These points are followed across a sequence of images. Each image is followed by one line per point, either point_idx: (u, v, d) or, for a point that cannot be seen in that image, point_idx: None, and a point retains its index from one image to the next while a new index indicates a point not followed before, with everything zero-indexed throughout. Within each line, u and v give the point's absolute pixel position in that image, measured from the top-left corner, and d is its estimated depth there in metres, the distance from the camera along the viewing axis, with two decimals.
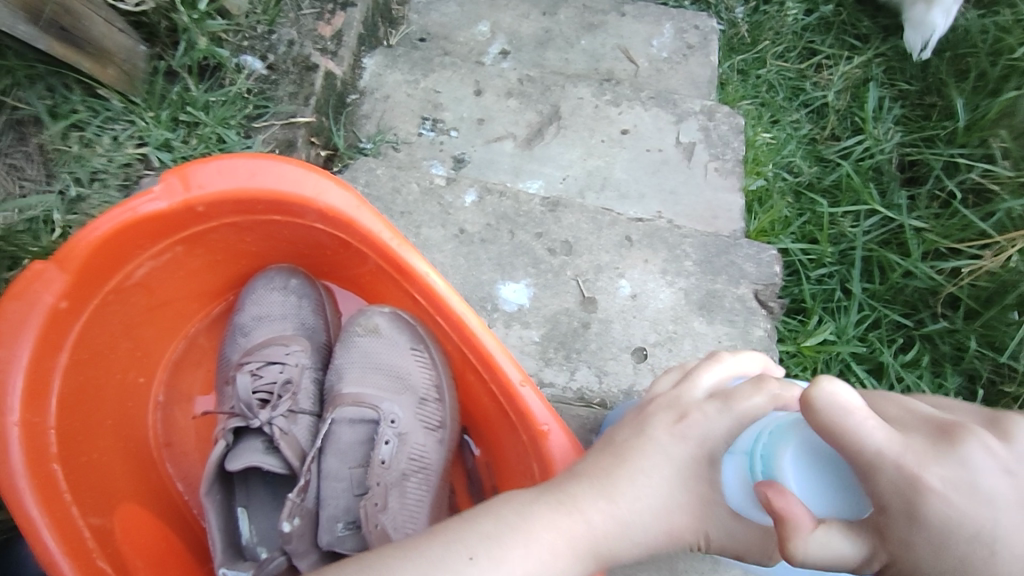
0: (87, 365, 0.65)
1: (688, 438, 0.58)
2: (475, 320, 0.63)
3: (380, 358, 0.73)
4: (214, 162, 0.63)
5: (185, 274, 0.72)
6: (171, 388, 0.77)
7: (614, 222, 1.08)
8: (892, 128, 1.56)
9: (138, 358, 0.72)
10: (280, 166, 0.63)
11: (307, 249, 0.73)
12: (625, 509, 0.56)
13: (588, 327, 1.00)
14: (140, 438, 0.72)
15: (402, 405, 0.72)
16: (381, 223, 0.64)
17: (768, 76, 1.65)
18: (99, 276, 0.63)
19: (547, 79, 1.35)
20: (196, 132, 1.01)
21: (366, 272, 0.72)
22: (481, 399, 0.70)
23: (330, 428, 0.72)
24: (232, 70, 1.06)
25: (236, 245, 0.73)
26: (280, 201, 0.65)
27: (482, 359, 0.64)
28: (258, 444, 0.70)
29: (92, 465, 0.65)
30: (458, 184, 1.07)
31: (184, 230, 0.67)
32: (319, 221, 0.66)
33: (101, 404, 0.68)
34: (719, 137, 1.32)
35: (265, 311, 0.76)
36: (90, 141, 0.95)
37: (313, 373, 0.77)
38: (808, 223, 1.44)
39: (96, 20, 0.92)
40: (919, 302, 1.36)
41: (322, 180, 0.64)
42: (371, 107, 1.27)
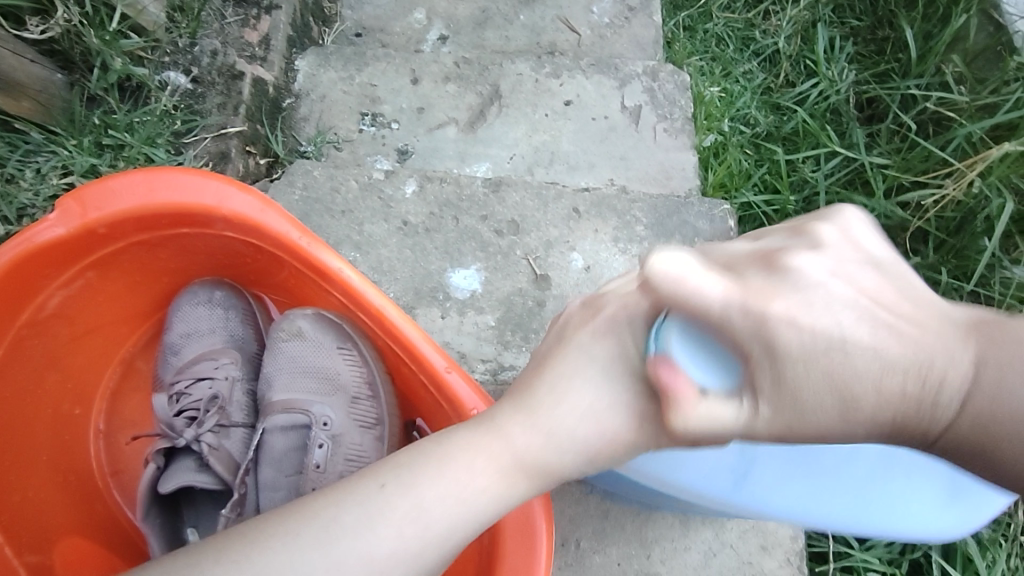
0: (9, 404, 0.64)
1: (611, 333, 0.55)
2: (395, 312, 0.61)
3: (307, 362, 0.72)
4: (106, 181, 0.60)
5: (105, 299, 0.70)
6: (113, 416, 0.75)
7: (560, 196, 1.06)
8: (846, 67, 1.53)
9: (69, 390, 0.70)
10: (176, 177, 0.61)
11: (226, 259, 0.72)
12: (547, 420, 0.55)
13: (543, 305, 0.99)
14: (81, 469, 0.72)
15: (334, 406, 0.71)
16: (288, 223, 0.62)
17: (715, 30, 1.63)
18: (7, 313, 0.61)
19: (484, 59, 1.32)
20: (123, 155, 0.98)
21: (289, 277, 0.71)
22: (416, 392, 0.69)
23: (262, 438, 0.71)
24: (154, 87, 1.04)
25: (152, 263, 0.71)
26: (183, 212, 0.63)
27: (407, 349, 0.63)
28: (191, 463, 0.70)
29: (23, 502, 0.64)
30: (397, 175, 1.06)
31: (90, 254, 0.65)
32: (227, 229, 0.65)
33: (32, 439, 0.67)
34: (666, 96, 1.29)
35: (194, 327, 0.75)
36: (12, 176, 0.92)
37: (245, 386, 0.77)
38: (768, 172, 1.42)
39: (1, 52, 0.89)
40: (891, 240, 1.34)
41: (222, 187, 0.62)
42: (308, 109, 1.25)
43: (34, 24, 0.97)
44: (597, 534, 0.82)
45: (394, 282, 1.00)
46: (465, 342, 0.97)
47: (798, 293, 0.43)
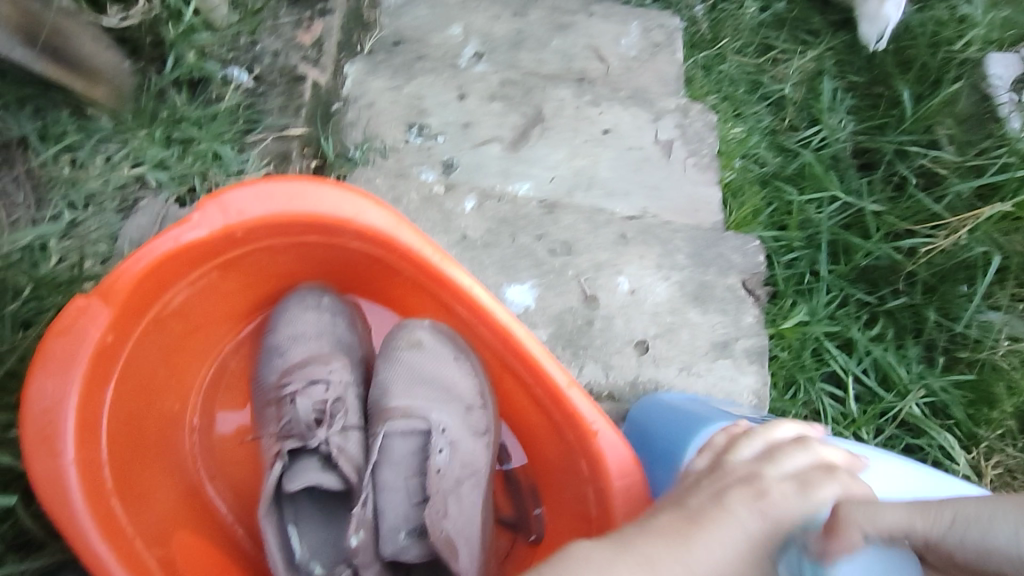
0: (130, 399, 0.68)
1: (767, 512, 0.61)
2: (523, 333, 0.66)
3: (425, 370, 0.77)
4: (253, 187, 0.64)
5: (217, 298, 0.74)
6: (207, 411, 0.79)
7: (610, 221, 1.13)
8: (846, 118, 1.65)
9: (174, 383, 0.74)
10: (318, 188, 0.65)
11: (337, 267, 0.77)
12: (697, 565, 0.57)
13: (593, 324, 1.05)
14: (181, 462, 0.74)
15: (450, 414, 0.77)
16: (423, 241, 0.66)
17: (729, 71, 1.73)
18: (140, 308, 0.65)
19: (527, 81, 1.38)
20: (190, 149, 0.99)
21: (402, 286, 0.75)
22: (521, 401, 0.75)
23: (384, 441, 0.75)
24: (219, 83, 1.05)
25: (267, 266, 0.75)
26: (317, 222, 0.67)
27: (528, 366, 0.67)
28: (313, 463, 0.72)
29: (143, 495, 0.67)
30: (457, 191, 1.09)
31: (220, 256, 0.69)
32: (356, 241, 0.69)
33: (145, 434, 0.70)
34: (695, 133, 1.38)
35: (301, 330, 0.78)
36: (82, 163, 0.93)
37: (356, 390, 0.79)
38: (776, 211, 1.53)
39: (84, 38, 0.90)
40: (880, 279, 1.46)
41: (360, 201, 0.65)
42: (355, 115, 1.27)
43: (116, 11, 0.98)
44: None
45: None
46: None
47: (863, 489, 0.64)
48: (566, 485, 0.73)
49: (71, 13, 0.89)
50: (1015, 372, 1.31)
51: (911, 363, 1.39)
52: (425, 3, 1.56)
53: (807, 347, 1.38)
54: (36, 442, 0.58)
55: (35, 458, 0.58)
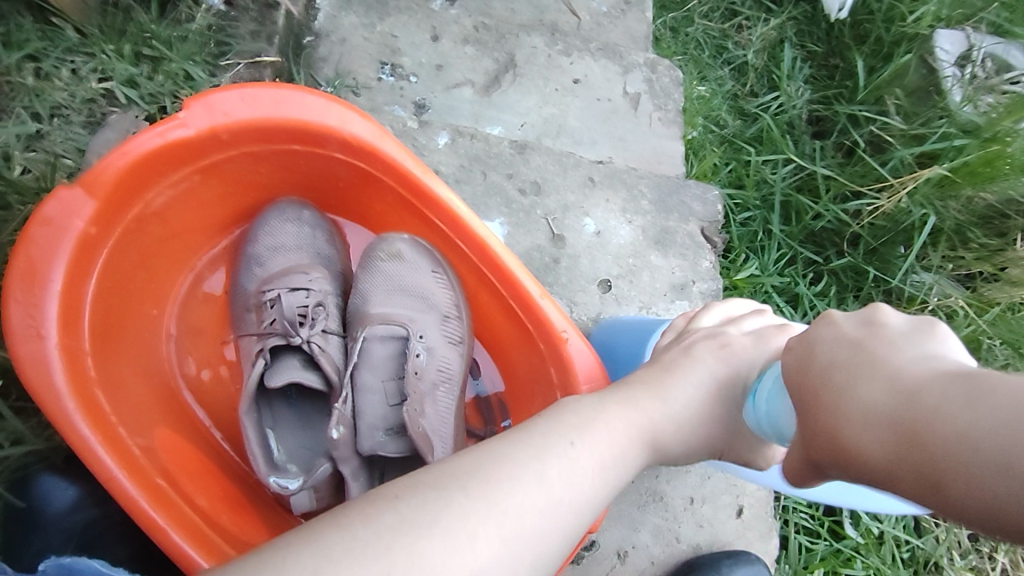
0: (110, 294, 0.72)
1: (729, 360, 0.74)
2: (497, 243, 0.71)
3: (405, 282, 0.81)
4: (240, 89, 0.69)
5: (197, 204, 0.78)
6: (184, 320, 0.83)
7: (578, 164, 1.16)
8: (802, 86, 1.73)
9: (151, 289, 0.79)
10: (304, 96, 0.70)
11: (318, 180, 0.81)
12: (670, 399, 0.70)
13: (559, 262, 1.10)
14: (160, 365, 0.79)
15: (428, 323, 0.80)
16: (403, 153, 0.72)
17: (695, 35, 1.77)
18: (123, 204, 0.70)
19: (501, 28, 1.38)
20: (160, 67, 0.97)
21: (384, 203, 0.80)
22: (494, 316, 0.81)
23: (363, 345, 0.79)
24: (190, 4, 1.02)
25: (249, 175, 0.79)
26: (304, 129, 0.71)
27: (503, 278, 0.73)
28: (295, 362, 0.77)
29: (123, 386, 0.72)
30: (431, 126, 1.11)
31: (203, 158, 0.73)
32: (339, 151, 0.74)
33: (124, 331, 0.75)
34: (662, 88, 1.42)
35: (280, 242, 0.82)
36: (47, 74, 0.91)
37: (335, 298, 0.83)
38: (734, 172, 1.60)
39: None
40: (826, 240, 1.56)
41: (345, 112, 0.71)
42: (328, 50, 1.26)
43: None
44: None
45: None
46: None
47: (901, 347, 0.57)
48: (532, 392, 0.80)
49: None
50: (943, 326, 1.44)
51: None
52: None
53: (756, 299, 1.48)
54: (20, 325, 0.62)
55: (18, 341, 0.62)
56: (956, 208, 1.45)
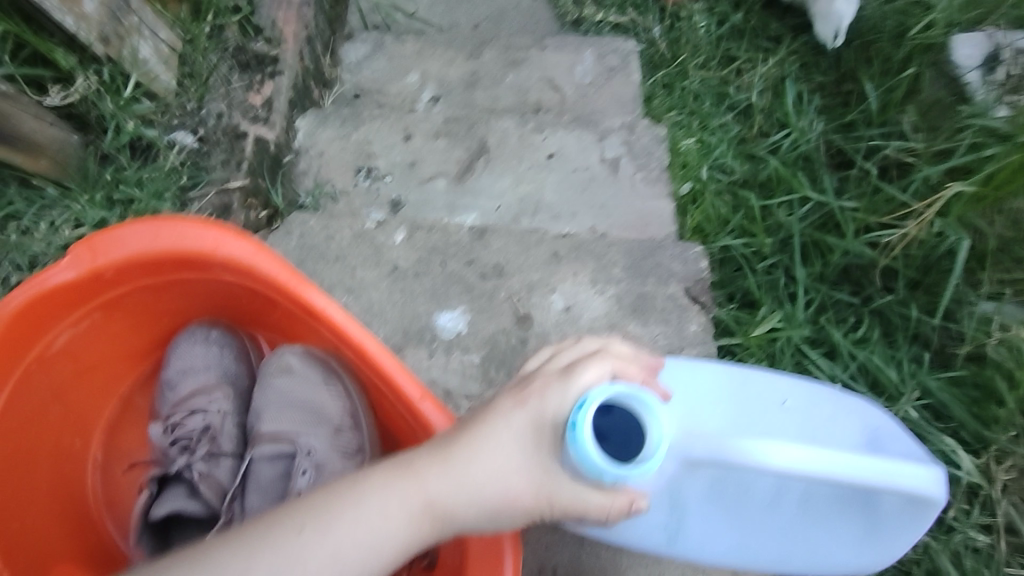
0: (16, 434, 0.75)
1: (527, 405, 0.64)
2: (376, 346, 0.72)
3: (295, 395, 0.80)
4: (119, 228, 0.73)
5: (108, 336, 0.83)
6: (109, 448, 0.87)
7: (541, 241, 1.12)
8: (816, 119, 1.60)
9: (70, 423, 0.82)
10: (179, 226, 0.73)
11: (223, 300, 0.84)
12: (457, 466, 0.65)
13: (527, 343, 1.04)
14: (79, 496, 0.83)
15: (318, 437, 0.79)
16: (278, 267, 0.73)
17: (693, 87, 1.71)
18: (22, 349, 0.73)
19: (472, 117, 1.41)
20: (131, 209, 1.07)
21: (283, 317, 0.82)
22: (395, 418, 0.79)
23: (250, 467, 0.79)
24: (163, 147, 1.14)
25: (155, 304, 0.84)
26: (185, 256, 0.75)
27: (385, 380, 0.73)
28: (181, 491, 0.79)
29: (24, 523, 0.75)
30: (388, 225, 1.12)
31: (97, 296, 0.78)
32: (224, 272, 0.77)
33: (35, 467, 0.78)
34: (642, 148, 1.38)
35: (189, 364, 0.86)
36: (27, 229, 1.01)
37: (235, 418, 0.87)
38: (745, 219, 1.49)
39: (24, 117, 0.99)
40: (862, 278, 1.40)
41: (219, 235, 0.73)
42: (307, 164, 1.34)
43: (56, 91, 1.04)
44: (575, 561, 0.91)
45: (383, 324, 1.05)
46: (449, 379, 1.01)
47: (561, 395, 0.64)
48: None
49: (12, 96, 0.98)
50: (1011, 364, 1.18)
51: (901, 364, 1.30)
52: (384, 55, 1.66)
53: (787, 355, 1.32)
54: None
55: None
56: (1002, 224, 1.25)
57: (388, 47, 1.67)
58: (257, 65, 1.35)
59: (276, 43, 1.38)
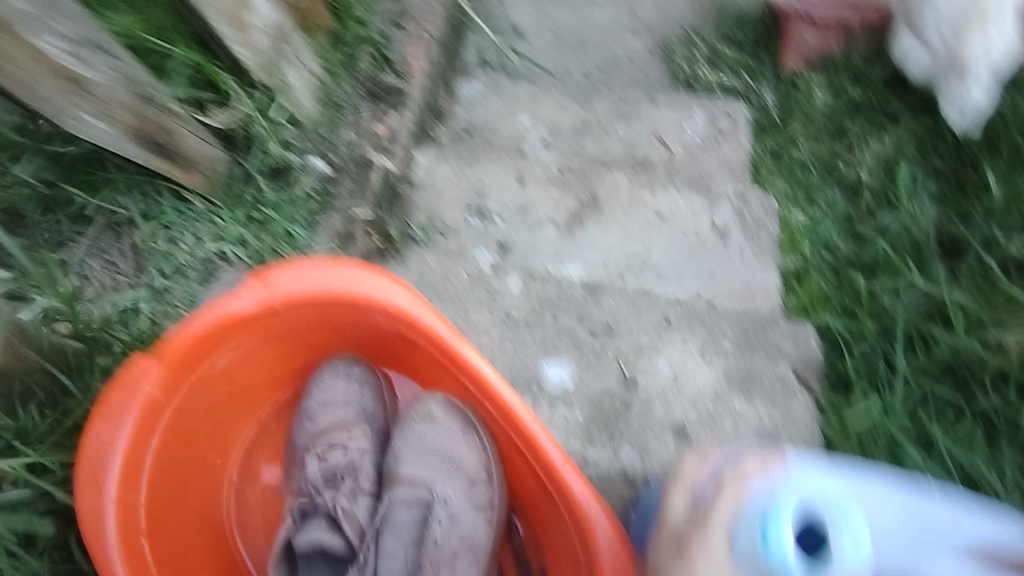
0: (174, 448, 0.78)
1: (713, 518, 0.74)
2: (524, 409, 0.75)
3: (434, 443, 0.86)
4: (295, 265, 0.75)
5: (261, 362, 0.86)
6: (243, 467, 0.90)
7: (653, 304, 1.12)
8: (928, 203, 1.57)
9: (216, 441, 0.86)
10: (352, 270, 0.75)
11: (370, 340, 0.86)
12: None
13: (630, 408, 1.04)
14: (215, 512, 0.86)
15: (453, 487, 0.85)
16: (441, 322, 0.75)
17: (801, 156, 1.71)
18: (192, 370, 0.76)
19: (585, 167, 1.44)
20: (266, 228, 1.12)
21: (428, 364, 0.85)
22: (526, 478, 0.84)
23: (388, 508, 0.84)
24: (298, 170, 1.19)
25: (308, 336, 0.86)
26: (352, 300, 0.76)
27: (529, 442, 0.76)
28: (321, 524, 0.82)
29: (171, 535, 0.77)
30: (504, 270, 1.16)
31: (263, 326, 0.79)
32: (384, 318, 0.78)
33: (184, 482, 0.81)
34: (754, 219, 1.37)
35: (330, 397, 0.89)
36: (174, 238, 1.07)
37: (372, 457, 0.89)
38: (847, 298, 1.47)
39: (188, 135, 1.03)
40: (969, 377, 1.34)
41: (388, 284, 0.75)
42: (421, 199, 1.37)
43: (215, 112, 1.13)
44: None
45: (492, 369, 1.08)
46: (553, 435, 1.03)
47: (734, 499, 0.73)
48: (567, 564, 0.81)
49: (182, 115, 1.01)
50: None
51: (1005, 472, 1.24)
52: (498, 96, 1.70)
53: (880, 445, 1.27)
54: (86, 479, 0.68)
55: (81, 493, 0.68)
56: None
57: (502, 87, 1.71)
58: (385, 96, 1.40)
59: (405, 77, 1.44)
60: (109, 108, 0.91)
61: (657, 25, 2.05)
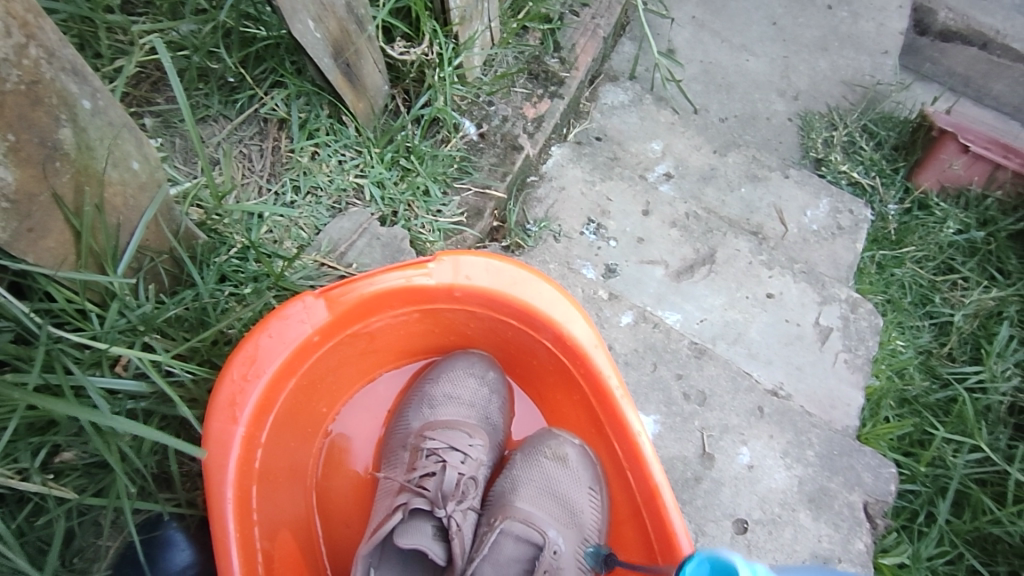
0: (303, 389, 0.79)
1: None
2: (672, 497, 0.74)
3: (559, 486, 0.83)
4: (488, 260, 0.78)
5: (404, 332, 0.86)
6: (342, 424, 0.89)
7: (751, 388, 1.10)
8: (1012, 369, 1.53)
9: (332, 392, 0.86)
10: (543, 286, 0.78)
11: (515, 350, 0.88)
12: None
13: (700, 482, 1.02)
14: (308, 461, 0.85)
15: (565, 540, 0.81)
16: (611, 370, 0.78)
17: (902, 277, 1.67)
18: (350, 322, 0.77)
19: (711, 221, 1.40)
20: (407, 177, 1.09)
21: (570, 400, 0.86)
22: (634, 556, 0.82)
23: (497, 537, 0.79)
24: (452, 131, 1.15)
25: (458, 325, 0.87)
26: (529, 313, 0.79)
27: (665, 535, 0.75)
28: (427, 529, 0.77)
29: (274, 475, 0.77)
30: (619, 302, 1.13)
31: (428, 303, 0.81)
32: (550, 340, 0.81)
33: (297, 424, 0.80)
34: (857, 331, 1.34)
35: (459, 393, 0.87)
36: (320, 158, 1.04)
37: (486, 472, 0.85)
38: (908, 436, 1.45)
39: (370, 61, 1.00)
40: (998, 553, 1.34)
41: (572, 314, 0.78)
42: (545, 192, 1.34)
43: (399, 45, 1.10)
44: None
45: None
46: None
47: None
48: None
49: (373, 39, 0.99)
50: None
51: None
52: (637, 112, 1.66)
53: None
54: (224, 404, 0.69)
55: (216, 417, 0.69)
56: None
57: (644, 105, 1.67)
58: (545, 80, 1.34)
59: (568, 66, 1.38)
60: (325, 19, 0.88)
61: (805, 93, 1.91)
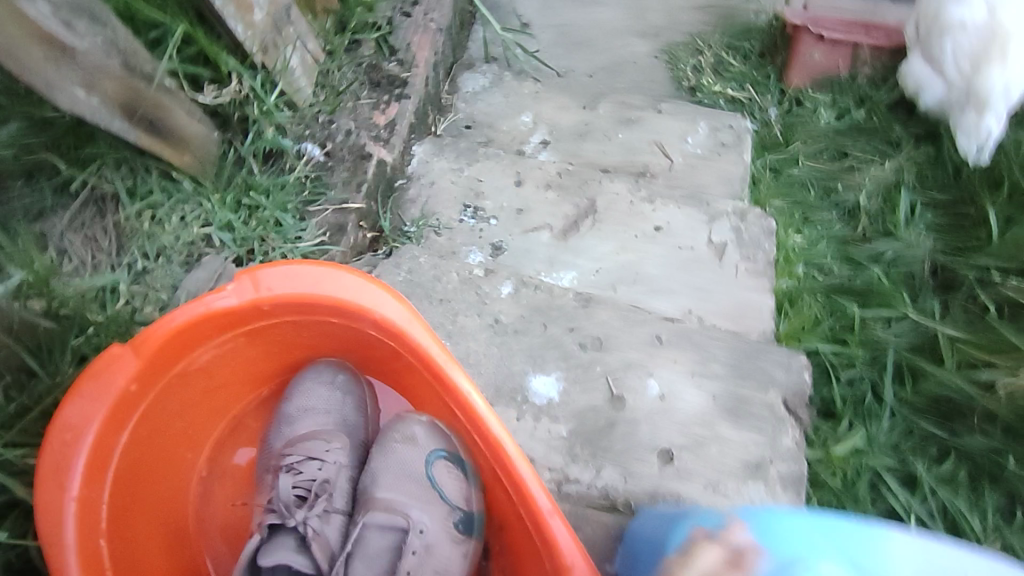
0: (143, 440, 0.85)
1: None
2: (513, 447, 0.78)
3: (412, 465, 0.91)
4: (285, 268, 0.82)
5: (239, 361, 0.94)
6: (210, 464, 0.99)
7: (645, 321, 1.12)
8: (924, 232, 1.53)
9: (186, 435, 0.93)
10: (343, 276, 0.82)
11: (355, 346, 0.94)
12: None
13: (614, 426, 1.01)
14: (180, 504, 0.94)
15: (429, 516, 0.88)
16: (430, 337, 0.81)
17: (800, 176, 1.68)
18: (168, 364, 0.83)
19: (585, 174, 1.41)
20: (256, 214, 1.09)
21: (415, 378, 0.91)
22: (507, 513, 0.86)
23: (360, 531, 0.89)
24: (293, 157, 1.15)
25: (291, 339, 0.95)
26: (342, 306, 0.84)
27: (515, 482, 0.78)
28: (290, 542, 0.87)
29: (132, 526, 0.84)
30: (495, 276, 1.13)
31: (244, 325, 0.87)
32: (372, 327, 0.85)
33: (151, 474, 0.88)
34: (751, 238, 1.35)
35: (310, 404, 0.98)
36: (160, 219, 1.04)
37: (348, 473, 0.97)
38: (836, 324, 1.44)
39: (179, 113, 1.02)
40: (954, 412, 1.31)
41: (380, 295, 0.82)
42: (417, 192, 1.34)
43: (209, 91, 1.09)
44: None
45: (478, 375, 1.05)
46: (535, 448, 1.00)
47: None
48: None
49: (172, 91, 1.01)
50: None
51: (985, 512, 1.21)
52: (501, 91, 1.67)
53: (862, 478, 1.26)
54: (49, 472, 0.73)
55: (44, 487, 0.73)
56: None
57: (506, 83, 1.69)
58: (387, 85, 1.33)
59: (407, 66, 1.38)
60: (99, 82, 0.89)
61: (664, 29, 1.95)
